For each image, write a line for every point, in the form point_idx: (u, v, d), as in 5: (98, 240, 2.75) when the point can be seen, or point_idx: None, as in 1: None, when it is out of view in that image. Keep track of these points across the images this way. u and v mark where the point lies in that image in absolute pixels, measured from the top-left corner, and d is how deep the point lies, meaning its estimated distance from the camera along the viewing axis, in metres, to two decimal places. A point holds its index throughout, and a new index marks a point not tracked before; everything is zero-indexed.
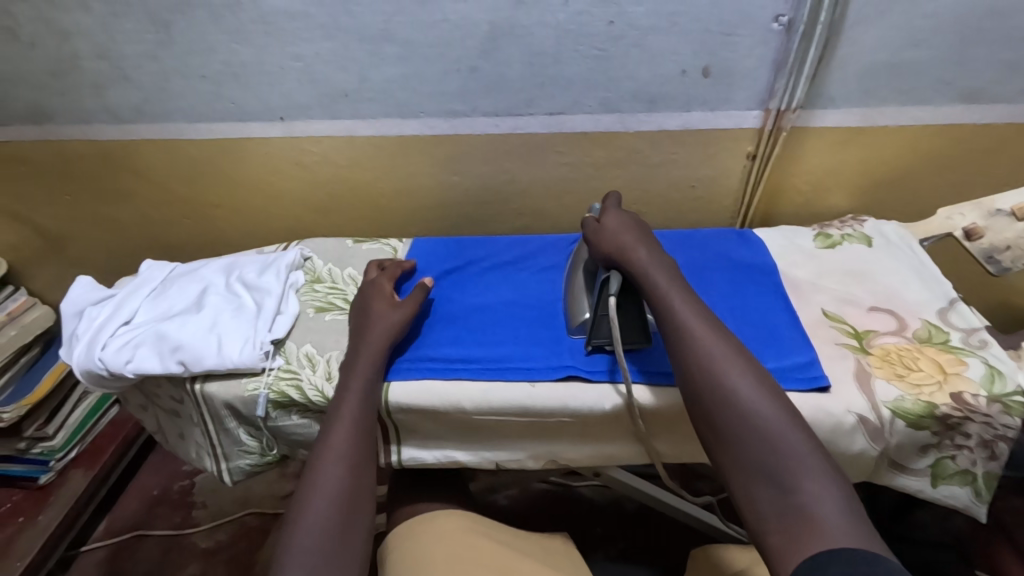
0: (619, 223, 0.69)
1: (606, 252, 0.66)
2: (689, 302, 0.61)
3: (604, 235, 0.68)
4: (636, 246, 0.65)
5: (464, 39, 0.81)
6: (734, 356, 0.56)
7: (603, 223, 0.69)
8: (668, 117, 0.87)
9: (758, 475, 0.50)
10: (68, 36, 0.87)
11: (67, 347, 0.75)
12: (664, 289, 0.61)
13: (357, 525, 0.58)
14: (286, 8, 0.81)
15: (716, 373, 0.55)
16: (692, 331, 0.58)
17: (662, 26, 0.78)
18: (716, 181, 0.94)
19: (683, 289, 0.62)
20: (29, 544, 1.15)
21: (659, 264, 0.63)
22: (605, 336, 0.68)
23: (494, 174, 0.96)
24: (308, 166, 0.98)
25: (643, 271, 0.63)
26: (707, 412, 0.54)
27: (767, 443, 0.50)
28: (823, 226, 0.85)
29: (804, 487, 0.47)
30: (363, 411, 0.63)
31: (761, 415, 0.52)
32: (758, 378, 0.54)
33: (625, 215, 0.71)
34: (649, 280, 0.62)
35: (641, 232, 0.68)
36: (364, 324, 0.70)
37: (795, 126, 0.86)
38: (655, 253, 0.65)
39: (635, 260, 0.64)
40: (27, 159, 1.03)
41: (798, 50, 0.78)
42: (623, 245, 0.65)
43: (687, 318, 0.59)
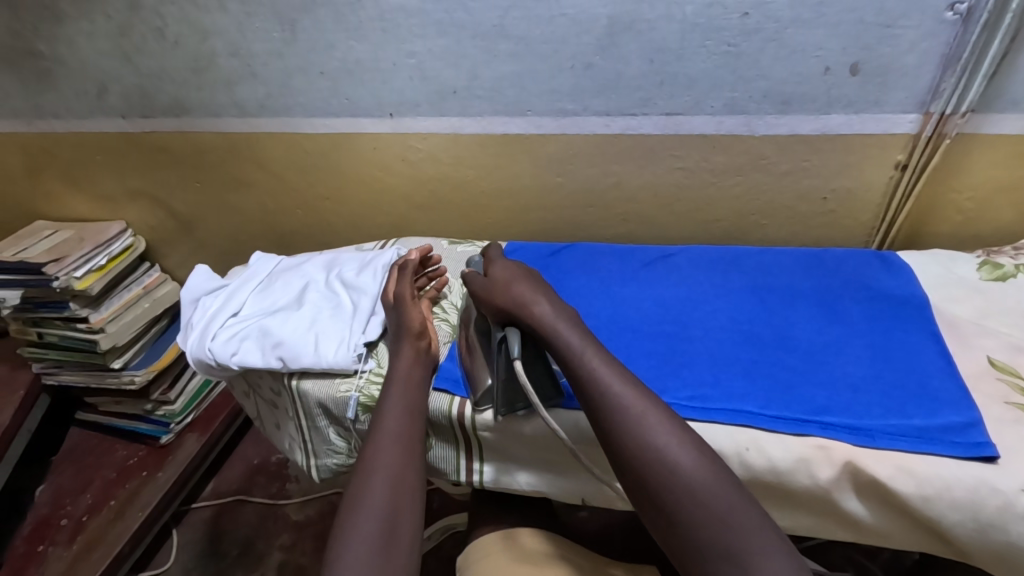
0: (508, 274, 0.68)
1: (503, 307, 0.64)
2: (601, 355, 0.59)
3: (494, 289, 0.66)
4: (534, 298, 0.64)
5: (581, 34, 0.77)
6: (647, 407, 0.55)
7: (491, 276, 0.69)
8: (802, 121, 0.78)
9: (712, 551, 0.48)
10: (206, 36, 0.93)
11: (183, 333, 0.79)
12: (578, 346, 0.59)
13: (407, 539, 0.56)
14: (404, 5, 0.81)
15: (640, 427, 0.53)
16: (622, 397, 0.55)
17: (807, 18, 0.69)
18: (854, 194, 0.83)
19: (599, 348, 0.60)
20: (150, 496, 1.26)
21: (559, 314, 0.63)
22: (513, 400, 0.63)
23: (600, 177, 0.91)
24: (413, 163, 0.99)
25: (550, 327, 0.61)
26: (654, 490, 0.51)
27: (720, 517, 0.48)
28: (989, 253, 0.72)
29: (759, 557, 0.46)
30: (406, 431, 0.62)
31: (700, 481, 0.50)
32: (675, 426, 0.54)
33: (512, 262, 0.71)
34: (558, 336, 0.61)
35: (532, 280, 0.67)
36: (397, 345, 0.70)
37: (961, 133, 0.74)
38: (556, 304, 0.64)
39: (539, 314, 0.63)
40: (167, 148, 1.12)
41: (976, 43, 0.66)
42: (521, 299, 0.64)
43: (605, 376, 0.57)
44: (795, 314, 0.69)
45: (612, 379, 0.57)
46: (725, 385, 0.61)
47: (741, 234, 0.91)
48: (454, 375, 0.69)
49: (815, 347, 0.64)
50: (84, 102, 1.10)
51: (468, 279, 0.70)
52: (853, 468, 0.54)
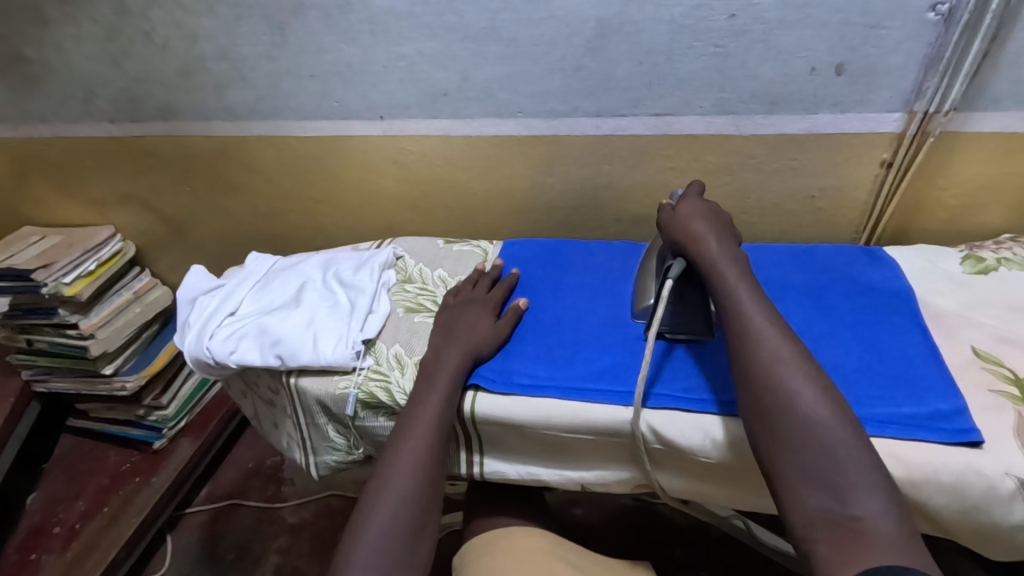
0: (692, 210, 0.67)
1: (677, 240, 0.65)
2: (757, 299, 0.58)
3: (674, 223, 0.67)
4: (707, 238, 0.63)
5: (570, 37, 0.78)
6: (789, 355, 0.54)
7: (678, 210, 0.68)
8: (790, 120, 0.79)
9: (810, 479, 0.48)
10: (196, 39, 0.93)
11: (179, 333, 0.79)
12: (732, 283, 0.59)
13: (428, 530, 0.60)
14: (394, 8, 0.81)
15: (772, 372, 0.53)
16: (758, 332, 0.55)
17: (793, 19, 0.70)
18: (842, 192, 0.84)
19: (754, 291, 0.59)
20: (144, 502, 1.26)
21: (729, 257, 0.62)
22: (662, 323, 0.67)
23: (592, 177, 0.92)
24: (405, 165, 0.99)
25: (713, 267, 0.61)
26: (767, 416, 0.51)
27: (830, 452, 0.48)
28: (973, 248, 0.74)
29: (857, 497, 0.46)
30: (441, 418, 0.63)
31: (816, 416, 0.50)
32: (815, 378, 0.52)
33: (703, 203, 0.69)
34: (718, 275, 0.60)
35: (716, 220, 0.66)
36: (454, 332, 0.70)
37: (944, 131, 0.75)
38: (727, 248, 0.63)
39: (705, 252, 0.62)
40: (157, 152, 1.12)
41: (958, 43, 0.68)
42: (695, 235, 0.64)
43: (755, 320, 0.56)
44: (789, 307, 0.70)
45: (761, 325, 0.56)
46: (719, 376, 0.63)
47: None
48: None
49: (806, 336, 0.66)
50: (72, 107, 1.09)
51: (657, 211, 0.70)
52: None
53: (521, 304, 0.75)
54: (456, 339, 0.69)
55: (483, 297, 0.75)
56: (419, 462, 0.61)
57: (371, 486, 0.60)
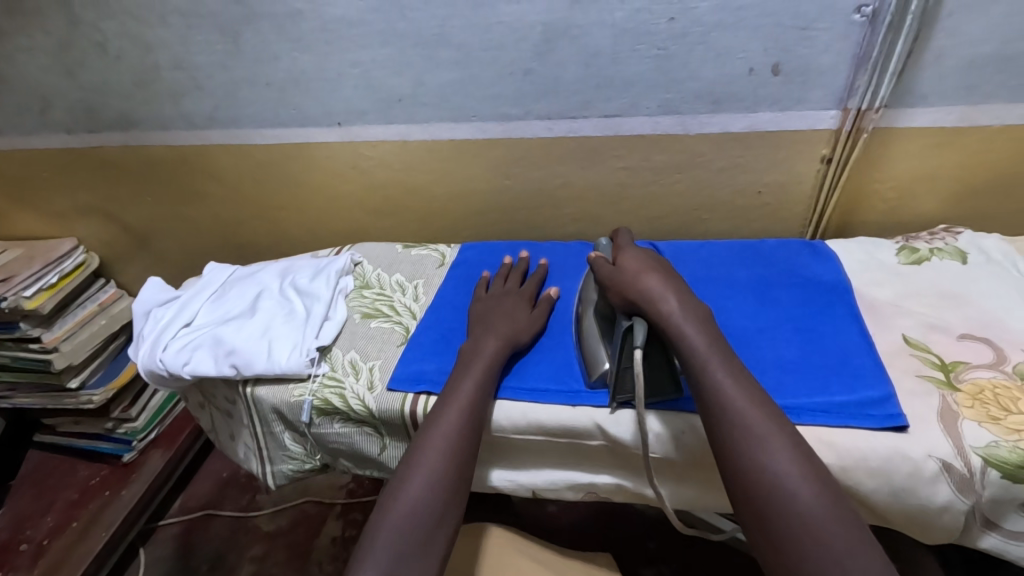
0: (639, 265, 0.64)
1: (628, 298, 0.61)
2: (732, 370, 0.55)
3: (623, 281, 0.63)
4: (664, 297, 0.60)
5: (517, 42, 0.79)
6: (760, 426, 0.51)
7: (620, 265, 0.66)
8: (734, 119, 0.81)
9: None
10: (149, 49, 0.93)
11: (135, 345, 0.79)
12: (702, 352, 0.56)
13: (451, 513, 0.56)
14: (343, 16, 0.82)
15: (763, 467, 0.49)
16: (741, 414, 0.52)
17: (729, 21, 0.72)
18: (787, 188, 0.86)
19: (726, 358, 0.56)
20: (114, 516, 1.25)
21: (690, 316, 0.59)
22: (628, 392, 0.61)
23: (548, 179, 0.93)
24: (365, 170, 1.00)
25: (676, 328, 0.58)
26: (765, 518, 0.48)
27: (836, 558, 0.45)
28: (908, 239, 0.77)
29: None
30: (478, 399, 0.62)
31: (816, 516, 0.46)
32: (792, 450, 0.50)
33: (644, 253, 0.67)
34: (685, 341, 0.57)
35: (663, 272, 0.63)
36: (491, 320, 0.70)
37: (877, 127, 0.78)
38: (688, 304, 0.60)
39: (666, 311, 0.59)
40: (116, 163, 1.11)
41: (885, 43, 0.70)
42: (651, 293, 0.60)
43: (727, 391, 0.53)
44: (734, 302, 0.72)
45: (733, 394, 0.53)
46: None
47: (684, 228, 0.94)
48: (408, 374, 0.69)
49: (748, 330, 0.67)
50: (28, 118, 1.08)
51: (596, 266, 0.68)
52: None
53: (550, 293, 0.75)
54: (497, 327, 0.69)
55: (506, 289, 0.75)
56: (451, 445, 0.58)
57: (407, 459, 0.59)
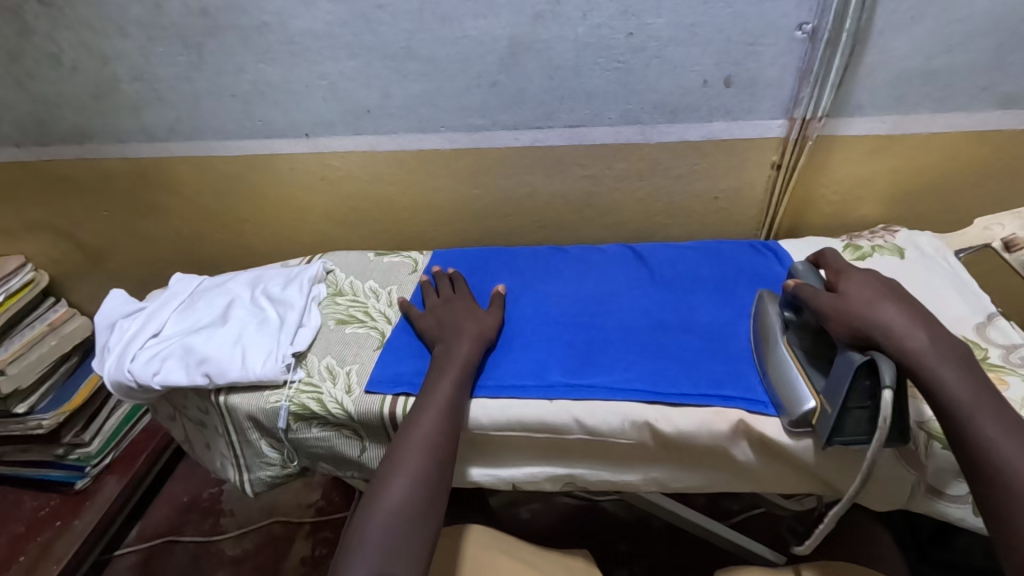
0: (865, 292, 0.58)
1: (858, 328, 0.56)
2: (967, 381, 0.52)
3: (852, 309, 0.57)
4: (909, 331, 0.54)
5: (483, 55, 0.82)
6: (1010, 435, 0.49)
7: (842, 291, 0.60)
8: (690, 128, 0.86)
9: None
10: (107, 60, 0.91)
11: (99, 359, 0.77)
12: (937, 367, 0.52)
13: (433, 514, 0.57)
14: (312, 28, 0.83)
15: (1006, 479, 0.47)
16: (977, 426, 0.50)
17: (683, 37, 0.77)
18: (740, 193, 0.92)
19: (964, 372, 0.52)
20: (66, 548, 1.18)
21: (937, 346, 0.53)
22: (858, 433, 0.55)
23: (515, 187, 0.96)
24: (333, 181, 1.00)
25: (927, 364, 0.52)
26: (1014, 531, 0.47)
27: None
28: (852, 238, 0.83)
29: None
30: (454, 405, 0.62)
31: None
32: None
33: (869, 277, 0.61)
34: (918, 359, 0.53)
35: (897, 299, 0.57)
36: (456, 321, 0.72)
37: (821, 135, 0.85)
38: (933, 331, 0.55)
39: (911, 346, 0.54)
40: (68, 177, 1.07)
41: (824, 58, 0.77)
42: (888, 326, 0.55)
43: (960, 399, 0.51)
44: (698, 298, 0.76)
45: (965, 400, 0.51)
46: (635, 366, 0.67)
47: (646, 233, 0.99)
48: (385, 376, 0.70)
49: (713, 326, 0.72)
50: None
51: (809, 296, 0.61)
52: (745, 425, 0.61)
53: (499, 290, 0.78)
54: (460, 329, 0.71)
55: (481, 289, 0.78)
56: (427, 443, 0.60)
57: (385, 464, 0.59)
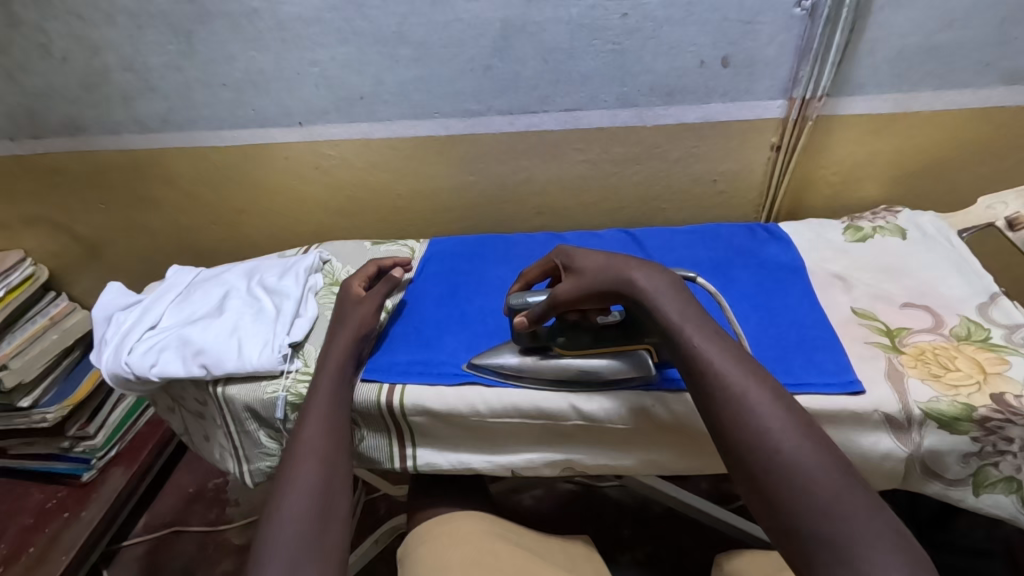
0: (599, 262, 0.62)
1: (605, 287, 0.60)
2: (706, 330, 0.52)
3: (592, 279, 0.61)
4: (628, 273, 0.59)
5: (476, 38, 0.81)
6: (758, 384, 0.48)
7: (581, 268, 0.63)
8: (687, 110, 0.85)
9: (822, 549, 0.40)
10: (97, 51, 0.90)
11: (97, 351, 0.77)
12: (680, 321, 0.53)
13: (336, 514, 0.56)
14: (302, 14, 0.82)
15: (750, 427, 0.46)
16: (723, 377, 0.49)
17: (678, 17, 0.76)
18: (739, 175, 0.91)
19: (702, 317, 0.54)
20: (73, 539, 1.19)
21: (663, 287, 0.57)
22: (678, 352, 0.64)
23: (511, 173, 0.95)
24: (328, 170, 0.99)
25: (652, 297, 0.56)
26: (762, 486, 0.44)
27: (823, 511, 0.41)
28: (853, 219, 0.82)
29: (867, 554, 0.39)
30: (334, 410, 0.63)
31: (805, 470, 0.43)
32: (778, 395, 0.47)
33: (590, 249, 0.65)
34: (660, 311, 0.55)
35: (622, 254, 0.62)
36: (338, 322, 0.71)
37: (820, 115, 0.83)
38: (654, 272, 0.58)
39: (641, 284, 0.57)
40: (63, 170, 1.07)
41: (824, 35, 0.75)
42: (617, 277, 0.59)
43: (706, 352, 0.51)
44: (697, 283, 0.75)
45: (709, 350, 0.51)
46: None
47: (646, 218, 0.97)
48: (381, 365, 0.70)
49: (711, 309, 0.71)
50: None
51: (558, 292, 0.63)
52: None
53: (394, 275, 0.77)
54: (344, 325, 0.70)
55: (353, 279, 0.77)
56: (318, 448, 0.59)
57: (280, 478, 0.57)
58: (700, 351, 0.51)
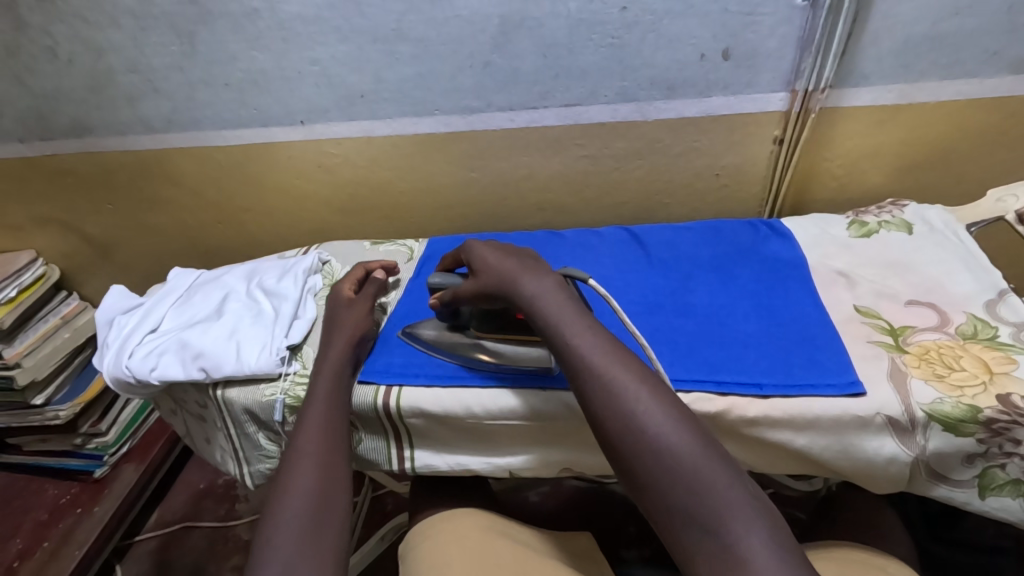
0: (497, 261, 0.65)
1: (496, 291, 0.63)
2: (582, 323, 0.56)
3: (485, 280, 0.64)
4: (517, 277, 0.61)
5: (475, 34, 0.81)
6: (629, 372, 0.50)
7: (479, 270, 0.66)
8: (688, 105, 0.84)
9: (684, 519, 0.43)
10: (101, 52, 0.91)
11: (99, 355, 0.78)
12: (555, 317, 0.56)
13: (335, 517, 0.55)
14: (301, 13, 0.82)
15: (620, 410, 0.49)
16: (594, 367, 0.52)
17: (678, 9, 0.75)
18: (742, 170, 0.90)
19: (579, 312, 0.57)
20: (86, 534, 1.21)
21: (548, 288, 0.59)
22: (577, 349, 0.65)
23: (512, 170, 0.95)
24: (329, 168, 1.00)
25: (535, 298, 0.59)
26: (630, 465, 0.47)
27: (686, 484, 0.44)
28: (858, 213, 0.81)
29: (726, 522, 0.41)
30: (332, 415, 0.63)
31: (668, 447, 0.45)
32: (648, 381, 0.50)
33: (495, 248, 0.68)
34: (541, 310, 0.58)
35: (522, 256, 0.65)
36: (331, 328, 0.72)
37: (824, 108, 0.82)
38: (543, 274, 0.61)
39: (527, 288, 0.60)
40: (71, 171, 1.09)
41: (826, 25, 0.74)
42: (508, 279, 0.62)
43: (580, 346, 0.54)
44: (695, 282, 0.74)
45: (582, 342, 0.54)
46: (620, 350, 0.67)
47: (649, 213, 0.97)
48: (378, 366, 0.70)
49: (709, 309, 0.70)
50: None
51: (457, 295, 0.67)
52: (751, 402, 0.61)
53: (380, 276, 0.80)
54: (337, 331, 0.71)
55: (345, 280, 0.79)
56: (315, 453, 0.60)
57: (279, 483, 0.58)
58: (574, 345, 0.54)
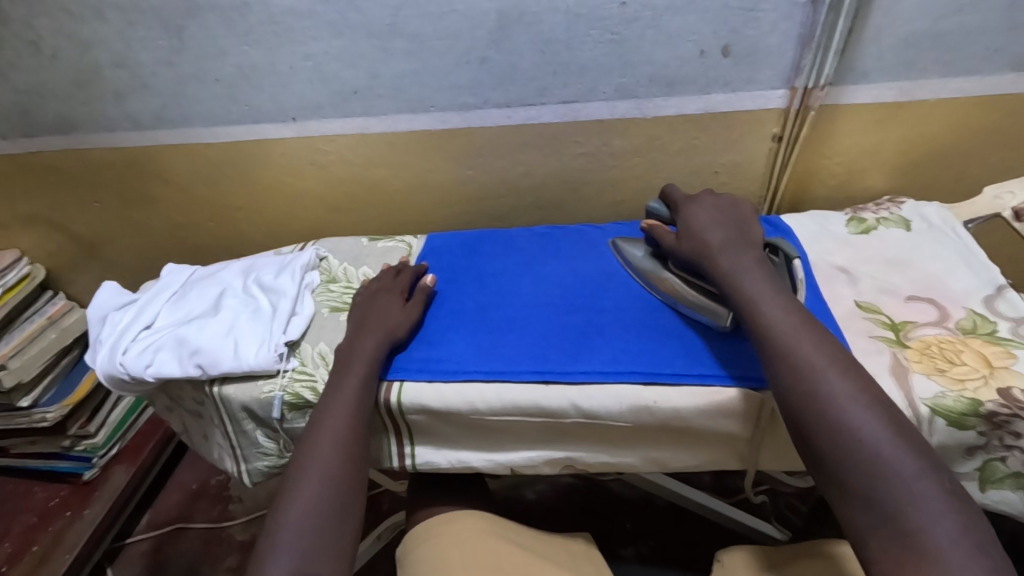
0: (711, 221, 0.67)
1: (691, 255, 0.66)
2: (779, 300, 0.58)
3: (687, 239, 0.67)
4: (719, 249, 0.64)
5: (472, 29, 0.79)
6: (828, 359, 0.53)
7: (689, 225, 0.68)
8: (687, 101, 0.83)
9: (861, 500, 0.47)
10: (87, 47, 0.89)
11: (92, 352, 0.76)
12: (751, 293, 0.59)
13: (351, 512, 0.58)
14: (294, 7, 0.80)
15: (815, 393, 0.51)
16: (789, 344, 0.54)
17: (678, 5, 0.74)
18: (741, 167, 0.89)
19: (776, 290, 0.59)
20: (78, 537, 1.20)
21: (751, 267, 0.61)
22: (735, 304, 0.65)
23: (510, 167, 0.94)
24: (323, 165, 0.98)
25: (730, 274, 0.61)
26: (816, 442, 0.50)
27: (875, 472, 0.47)
28: (857, 210, 0.81)
29: (911, 513, 0.45)
30: (360, 403, 0.63)
31: (864, 436, 0.48)
32: (845, 369, 0.52)
33: (715, 208, 0.69)
34: (736, 283, 0.60)
35: (734, 224, 0.66)
36: (366, 319, 0.70)
37: (824, 105, 0.82)
38: (743, 250, 0.63)
39: (725, 263, 0.62)
40: (57, 168, 1.06)
41: (827, 23, 0.74)
42: (708, 247, 0.64)
43: (775, 323, 0.56)
44: None
45: (776, 319, 0.56)
46: (623, 345, 0.67)
47: None
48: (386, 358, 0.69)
49: None
50: None
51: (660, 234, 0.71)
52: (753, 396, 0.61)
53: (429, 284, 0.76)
54: (372, 328, 0.69)
55: (388, 282, 0.76)
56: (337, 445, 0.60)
57: (298, 469, 0.59)
58: (768, 320, 0.56)
